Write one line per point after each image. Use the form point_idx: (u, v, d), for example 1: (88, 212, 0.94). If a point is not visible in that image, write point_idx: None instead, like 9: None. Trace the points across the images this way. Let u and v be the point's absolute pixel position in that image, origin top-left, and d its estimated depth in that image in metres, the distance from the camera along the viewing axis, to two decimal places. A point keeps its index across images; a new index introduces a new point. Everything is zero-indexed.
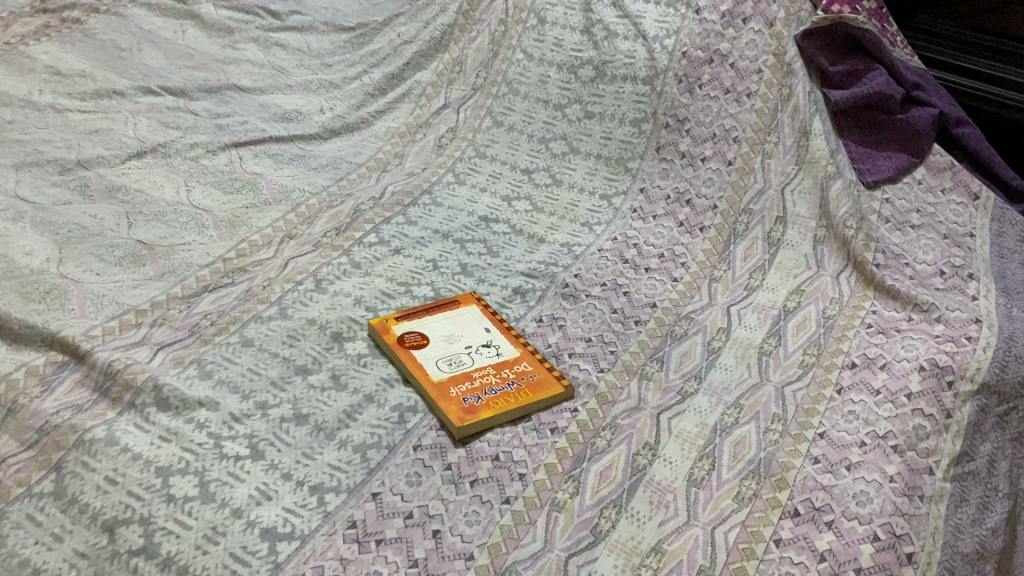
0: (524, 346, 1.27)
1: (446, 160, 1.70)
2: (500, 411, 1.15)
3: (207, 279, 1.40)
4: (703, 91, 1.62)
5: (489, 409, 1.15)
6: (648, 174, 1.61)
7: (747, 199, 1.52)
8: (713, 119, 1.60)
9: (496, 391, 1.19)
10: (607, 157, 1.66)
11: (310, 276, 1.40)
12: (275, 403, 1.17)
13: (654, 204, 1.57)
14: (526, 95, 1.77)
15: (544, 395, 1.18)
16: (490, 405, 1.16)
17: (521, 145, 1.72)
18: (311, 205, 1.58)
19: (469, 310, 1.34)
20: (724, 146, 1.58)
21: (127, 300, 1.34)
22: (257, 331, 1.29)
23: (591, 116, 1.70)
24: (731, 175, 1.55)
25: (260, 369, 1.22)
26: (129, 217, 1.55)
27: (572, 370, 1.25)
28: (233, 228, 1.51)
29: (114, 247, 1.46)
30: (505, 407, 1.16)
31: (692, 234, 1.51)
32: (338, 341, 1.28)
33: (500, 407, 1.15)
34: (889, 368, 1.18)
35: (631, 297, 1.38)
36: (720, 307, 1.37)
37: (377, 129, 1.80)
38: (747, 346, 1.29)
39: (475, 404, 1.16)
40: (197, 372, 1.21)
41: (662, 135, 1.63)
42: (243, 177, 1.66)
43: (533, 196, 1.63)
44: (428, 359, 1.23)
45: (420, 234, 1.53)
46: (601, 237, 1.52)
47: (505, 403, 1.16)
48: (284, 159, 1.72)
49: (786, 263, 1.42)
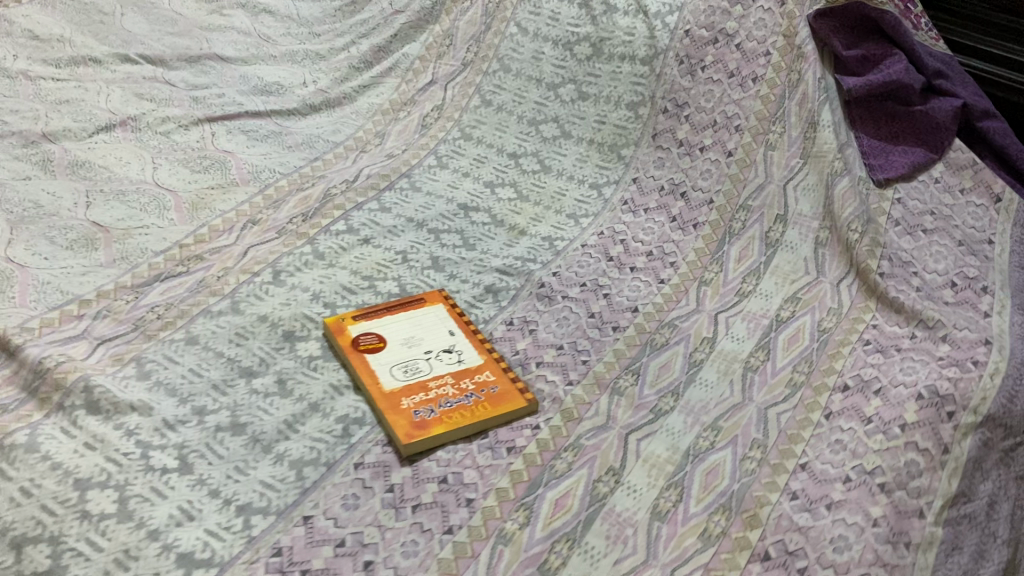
0: (489, 352, 1.18)
1: (429, 141, 1.59)
2: (453, 427, 1.06)
3: (160, 268, 1.31)
4: (705, 74, 1.49)
5: (441, 425, 1.06)
6: (642, 163, 1.50)
7: (745, 194, 1.40)
8: (714, 106, 1.47)
9: (452, 404, 1.09)
10: (600, 143, 1.54)
11: (268, 267, 1.32)
12: (213, 409, 1.09)
13: (647, 197, 1.46)
14: (519, 72, 1.65)
15: (503, 410, 1.09)
16: (443, 421, 1.07)
17: (510, 126, 1.60)
18: (280, 187, 1.49)
19: (434, 309, 1.24)
20: (725, 135, 1.45)
21: (73, 289, 1.26)
22: (204, 327, 1.21)
23: (585, 97, 1.58)
24: (730, 167, 1.43)
25: (202, 370, 1.14)
26: (88, 196, 1.47)
27: (537, 381, 1.15)
28: (195, 212, 1.43)
29: (68, 229, 1.38)
30: (459, 423, 1.07)
31: (685, 232, 1.39)
32: (289, 341, 1.20)
33: (454, 423, 1.06)
34: (884, 394, 1.07)
35: (610, 300, 1.28)
36: (707, 314, 1.26)
37: (359, 105, 1.69)
38: (731, 360, 1.18)
39: (427, 419, 1.07)
40: (135, 372, 1.13)
41: (659, 120, 1.51)
42: (213, 155, 1.57)
43: (518, 182, 1.52)
44: (382, 365, 1.14)
45: (393, 222, 1.43)
46: (587, 230, 1.42)
47: (460, 418, 1.07)
48: (259, 136, 1.62)
49: (783, 267, 1.31)
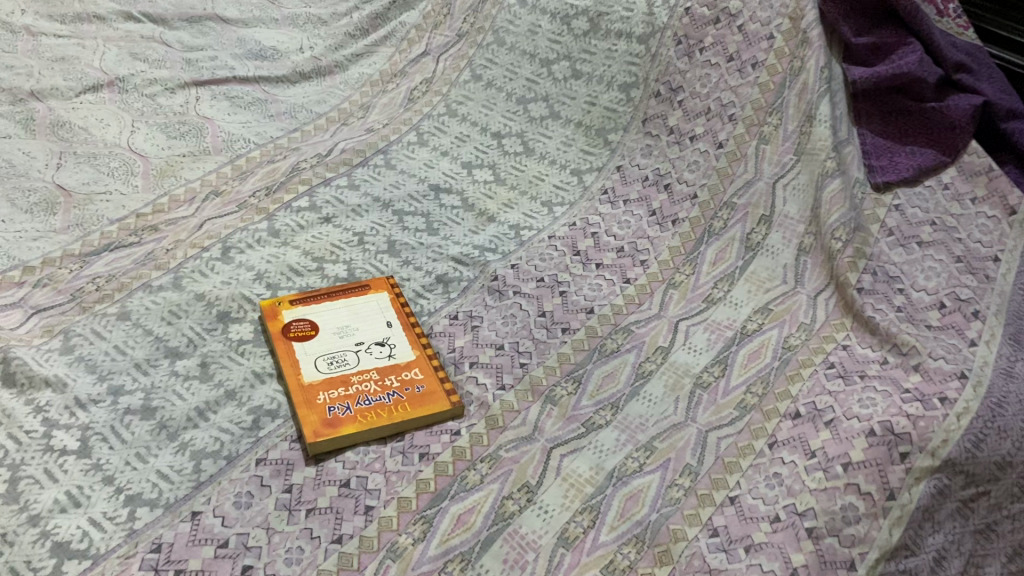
0: (423, 348, 1.12)
1: (412, 116, 1.53)
2: (365, 427, 1.00)
3: (112, 237, 1.29)
4: (702, 57, 1.38)
5: (352, 424, 1.01)
6: (629, 149, 1.39)
7: (732, 189, 1.29)
8: (709, 92, 1.36)
9: (371, 402, 1.04)
10: (588, 126, 1.45)
11: (218, 242, 1.28)
12: (129, 390, 1.06)
13: (629, 185, 1.36)
14: (513, 47, 1.56)
15: (422, 412, 1.03)
16: (357, 419, 1.01)
17: (498, 103, 1.52)
18: (251, 158, 1.45)
19: (376, 298, 1.19)
20: (717, 124, 1.34)
21: (20, 254, 1.24)
22: (139, 302, 1.18)
23: (578, 76, 1.48)
24: (718, 160, 1.32)
25: (127, 348, 1.11)
26: (61, 158, 1.45)
27: (467, 384, 1.08)
28: (160, 180, 1.40)
29: (32, 192, 1.37)
30: (372, 424, 1.01)
31: (662, 227, 1.29)
32: (222, 322, 1.16)
33: (367, 422, 1.01)
34: (834, 426, 0.96)
35: (566, 298, 1.20)
36: (667, 320, 1.16)
37: (349, 75, 1.63)
38: (682, 374, 1.09)
39: (339, 416, 1.02)
40: (59, 346, 1.11)
41: (651, 105, 1.40)
42: (192, 121, 1.53)
43: (498, 164, 1.45)
44: (308, 354, 1.10)
45: (358, 202, 1.37)
46: (558, 220, 1.33)
47: (374, 418, 1.02)
48: (243, 103, 1.58)
49: (759, 273, 1.20)
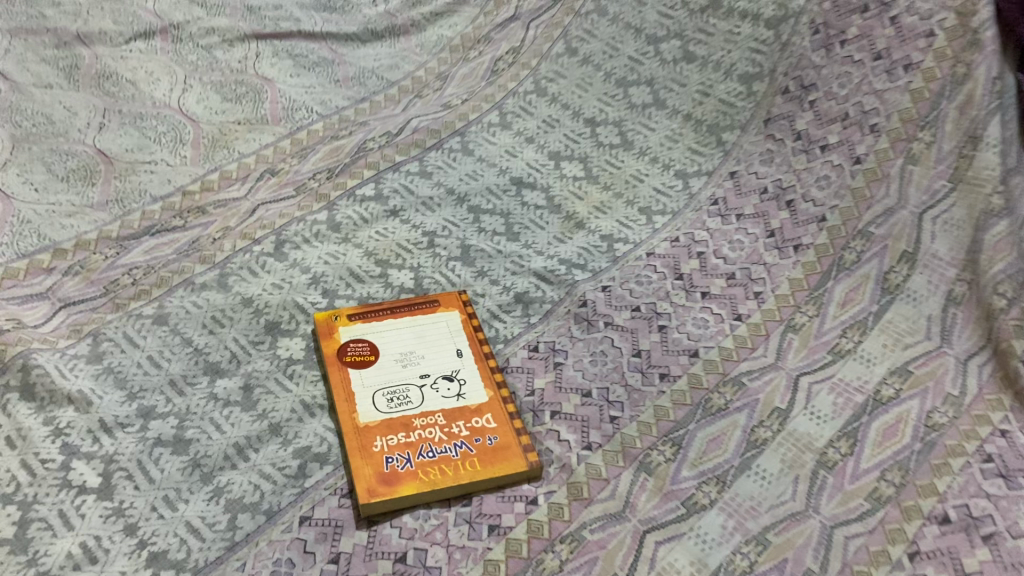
0: (498, 386, 0.96)
1: (496, 92, 1.34)
2: (428, 487, 0.85)
3: (154, 219, 1.14)
4: (843, 50, 1.17)
5: (412, 483, 0.86)
6: (746, 153, 1.20)
7: (868, 216, 1.09)
8: (848, 94, 1.15)
9: (436, 454, 0.89)
10: (698, 120, 1.24)
11: (271, 234, 1.12)
12: (161, 414, 0.93)
13: (743, 198, 1.17)
14: (615, 18, 1.36)
15: (493, 474, 0.87)
16: (419, 476, 0.86)
17: (594, 84, 1.33)
18: (313, 133, 1.28)
19: (446, 318, 1.03)
20: (856, 134, 1.13)
21: (51, 234, 1.10)
22: (178, 303, 1.03)
23: (690, 59, 1.28)
24: (854, 178, 1.12)
25: (162, 361, 0.98)
26: (104, 116, 1.29)
27: (547, 439, 0.92)
28: (212, 151, 1.25)
29: (69, 156, 1.22)
30: (435, 484, 0.86)
31: (781, 253, 1.11)
32: (271, 334, 1.01)
33: (431, 481, 0.86)
34: (995, 544, 0.81)
35: (666, 335, 1.03)
36: (786, 374, 0.99)
37: (427, 38, 1.45)
38: (803, 448, 0.92)
39: (398, 471, 0.87)
40: (87, 353, 0.98)
41: (777, 103, 1.20)
42: (250, 81, 1.36)
43: (590, 157, 1.26)
44: (365, 386, 0.94)
45: (430, 193, 1.20)
46: (659, 233, 1.15)
47: (438, 476, 0.86)
48: (307, 63, 1.41)
49: (898, 324, 1.01)
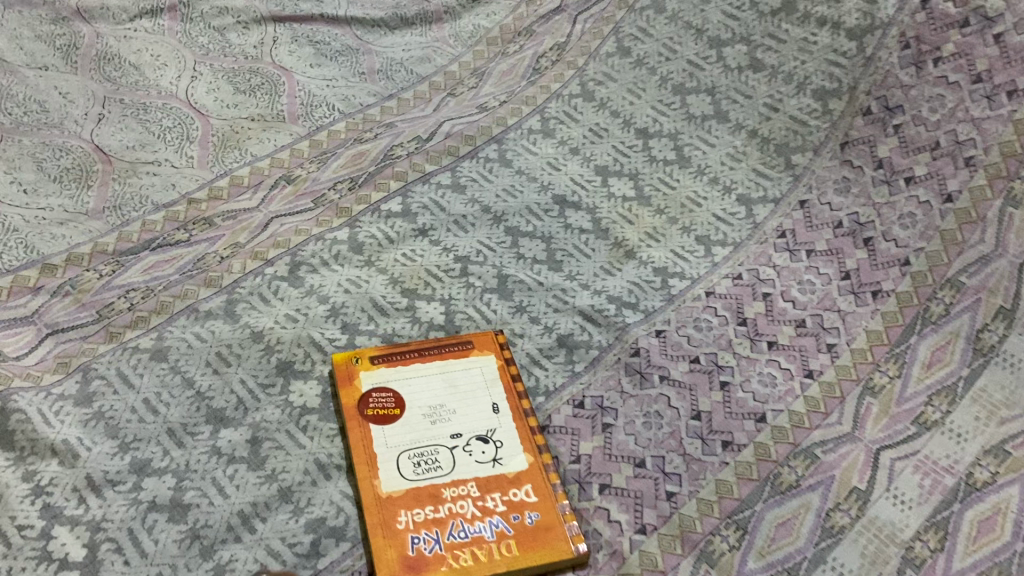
0: (538, 451, 0.84)
1: (538, 94, 1.20)
2: None
3: (156, 231, 1.02)
4: (936, 70, 1.06)
5: (441, 571, 0.74)
6: (820, 180, 1.07)
7: (959, 263, 0.96)
8: (941, 120, 1.04)
9: (468, 534, 0.77)
10: (764, 137, 1.11)
11: (286, 255, 1.00)
12: (157, 470, 0.82)
13: (814, 232, 1.04)
14: (674, 17, 1.24)
15: (533, 562, 0.76)
16: (450, 563, 0.75)
17: (648, 89, 1.19)
18: (334, 133, 1.16)
19: (481, 364, 0.91)
20: (948, 167, 1.01)
21: (41, 247, 0.99)
22: (179, 335, 0.92)
23: (758, 67, 1.16)
24: (943, 218, 0.99)
25: (159, 405, 0.86)
26: (104, 105, 1.16)
27: (594, 518, 0.81)
28: (222, 152, 1.12)
29: (63, 152, 1.09)
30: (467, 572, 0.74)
31: (858, 298, 0.98)
32: (284, 376, 0.90)
33: (462, 569, 0.74)
34: None
35: (728, 394, 0.91)
36: (864, 447, 0.87)
37: (461, 27, 1.31)
38: (886, 541, 0.80)
39: (425, 555, 0.75)
40: (75, 392, 0.86)
41: (857, 125, 1.08)
42: (266, 71, 1.23)
43: (641, 173, 1.13)
44: (389, 446, 0.83)
45: (463, 211, 1.08)
46: (719, 268, 1.02)
47: (470, 562, 0.75)
48: (329, 52, 1.27)
49: (994, 392, 0.89)
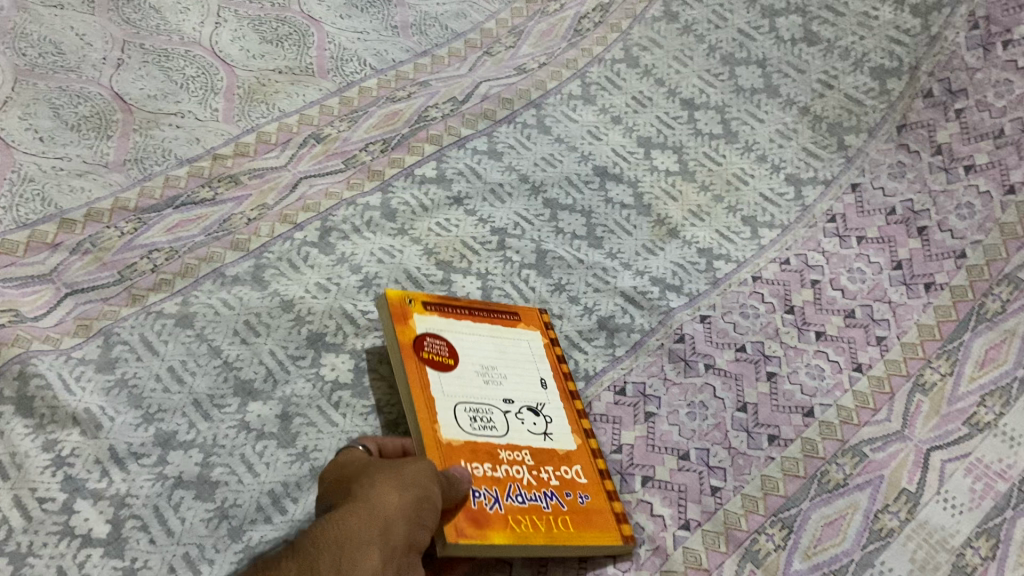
0: (585, 434, 0.80)
1: (579, 58, 1.15)
2: (518, 542, 0.68)
3: (179, 187, 0.97)
4: (1006, 53, 1.02)
5: (503, 531, 0.68)
6: (874, 163, 1.02)
7: (1018, 258, 0.93)
8: (1007, 107, 0.99)
9: (524, 501, 0.72)
10: (817, 115, 1.07)
11: (316, 219, 0.96)
12: (183, 444, 0.78)
13: (866, 217, 1.00)
14: None
15: (588, 542, 0.72)
16: (509, 525, 0.69)
17: (695, 58, 1.14)
18: (366, 90, 1.10)
19: (528, 336, 0.86)
20: (1012, 157, 0.97)
21: (59, 200, 0.94)
22: (205, 300, 0.88)
23: (812, 41, 1.12)
24: (1003, 210, 0.96)
25: (185, 375, 0.83)
26: (123, 50, 1.10)
27: (637, 513, 0.78)
28: (249, 106, 1.07)
29: (81, 99, 1.04)
30: (527, 540, 0.69)
31: (910, 290, 0.95)
32: (314, 348, 0.86)
33: (522, 535, 0.69)
34: None
35: (775, 386, 0.88)
36: (914, 447, 0.84)
37: None
38: (937, 546, 0.77)
39: (485, 513, 0.69)
40: (97, 358, 0.82)
41: (916, 107, 1.03)
42: (293, 20, 1.17)
43: (685, 146, 1.07)
44: (445, 394, 0.76)
45: (501, 179, 1.03)
46: (766, 252, 0.98)
47: (529, 531, 0.70)
48: (360, 3, 1.22)
49: None
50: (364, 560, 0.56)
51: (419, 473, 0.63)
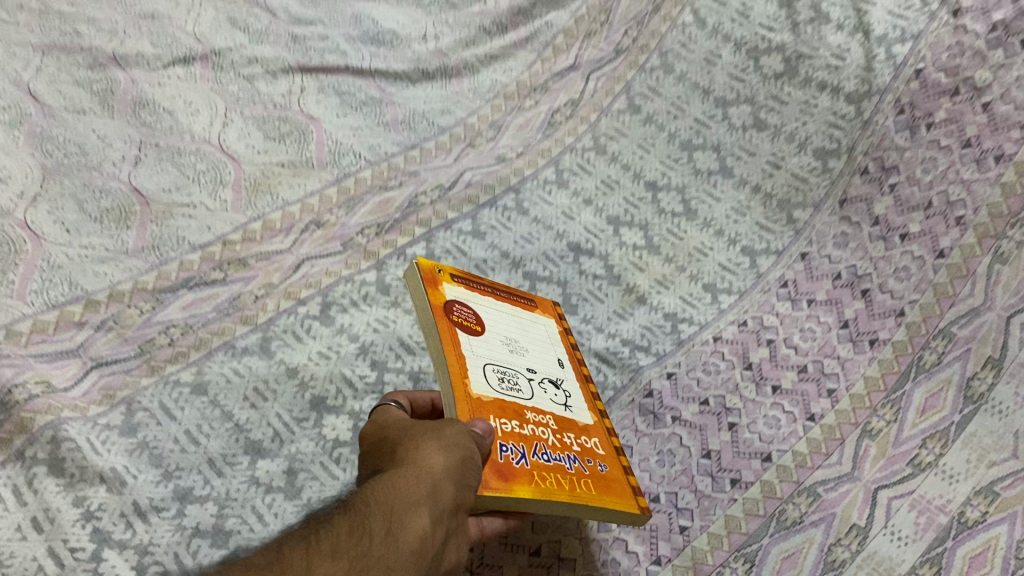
0: (599, 414, 0.86)
1: (552, 147, 1.27)
2: (548, 496, 0.70)
3: (193, 270, 1.07)
4: (929, 134, 1.13)
5: (533, 482, 0.70)
6: (820, 234, 1.13)
7: (950, 315, 1.03)
8: (933, 181, 1.10)
9: (550, 459, 0.74)
10: (768, 193, 1.18)
11: (317, 295, 1.07)
12: (200, 497, 0.87)
13: (815, 282, 1.10)
14: (682, 77, 1.31)
15: (610, 503, 0.74)
16: (539, 479, 0.70)
17: (656, 145, 1.26)
18: (361, 180, 1.22)
19: (545, 325, 0.93)
20: (939, 226, 1.08)
21: (84, 283, 1.03)
22: (218, 370, 0.97)
23: (761, 127, 1.23)
24: (936, 272, 1.06)
25: (200, 437, 0.92)
26: (140, 149, 1.21)
27: (614, 548, 0.86)
28: (255, 196, 1.18)
29: (103, 194, 1.14)
30: (556, 495, 0.70)
31: (856, 346, 1.05)
32: (317, 411, 0.96)
33: (553, 488, 0.70)
34: None
35: (736, 435, 0.97)
36: (864, 486, 0.93)
37: (480, 83, 1.36)
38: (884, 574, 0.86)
39: (513, 465, 0.70)
40: (120, 425, 0.91)
41: (854, 184, 1.14)
42: (295, 119, 1.29)
43: (651, 223, 1.19)
44: (474, 353, 0.79)
45: (484, 256, 1.14)
46: (725, 316, 1.09)
47: (556, 486, 0.71)
48: (355, 102, 1.33)
49: (981, 438, 0.95)
50: (415, 518, 0.58)
51: (456, 435, 0.66)
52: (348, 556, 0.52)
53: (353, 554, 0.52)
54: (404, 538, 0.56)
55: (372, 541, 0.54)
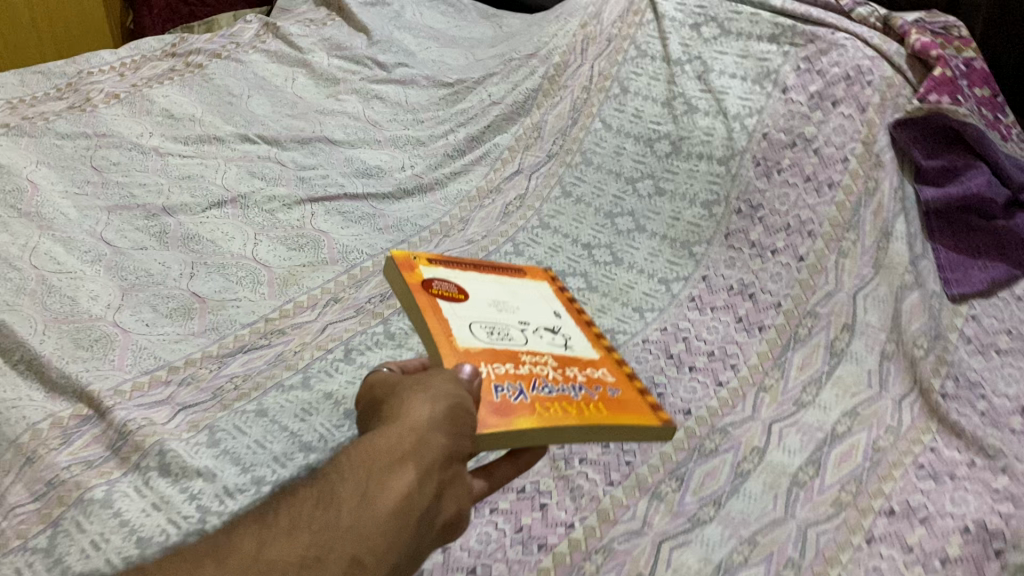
0: (591, 350, 1.01)
1: (509, 229, 1.62)
2: (550, 419, 0.83)
3: (245, 339, 1.42)
4: (781, 176, 1.53)
5: (532, 409, 0.83)
6: (713, 262, 1.50)
7: (814, 299, 1.39)
8: (787, 209, 1.50)
9: (550, 392, 0.88)
10: (673, 239, 1.56)
11: (341, 344, 1.42)
12: (270, 480, 1.16)
13: (715, 294, 1.46)
14: (600, 166, 1.72)
15: (613, 418, 0.87)
16: (541, 406, 0.84)
17: (587, 219, 1.64)
18: (366, 268, 1.59)
19: (529, 291, 1.10)
20: (797, 239, 1.46)
21: (165, 355, 1.37)
22: (274, 400, 1.30)
23: (661, 193, 1.63)
24: (801, 272, 1.43)
25: (265, 443, 1.23)
26: (193, 267, 1.58)
27: (578, 478, 1.16)
28: (285, 288, 1.54)
29: (170, 299, 1.49)
30: (557, 416, 0.83)
31: (749, 333, 1.38)
32: (349, 418, 1.28)
33: (554, 411, 0.84)
34: (930, 524, 1.05)
35: (663, 399, 1.28)
36: (761, 422, 1.24)
37: (449, 191, 1.77)
38: (780, 473, 1.16)
39: (512, 401, 0.84)
40: (206, 440, 1.23)
41: (733, 221, 1.53)
42: (309, 234, 1.67)
43: (589, 273, 1.53)
44: (459, 316, 0.95)
45: None
46: (650, 325, 1.41)
47: (555, 410, 0.84)
48: (354, 217, 1.72)
49: (845, 378, 1.28)
50: (393, 480, 0.71)
51: (446, 389, 0.77)
52: (310, 531, 0.67)
53: (316, 528, 0.67)
54: (379, 501, 0.70)
55: (339, 513, 0.69)
